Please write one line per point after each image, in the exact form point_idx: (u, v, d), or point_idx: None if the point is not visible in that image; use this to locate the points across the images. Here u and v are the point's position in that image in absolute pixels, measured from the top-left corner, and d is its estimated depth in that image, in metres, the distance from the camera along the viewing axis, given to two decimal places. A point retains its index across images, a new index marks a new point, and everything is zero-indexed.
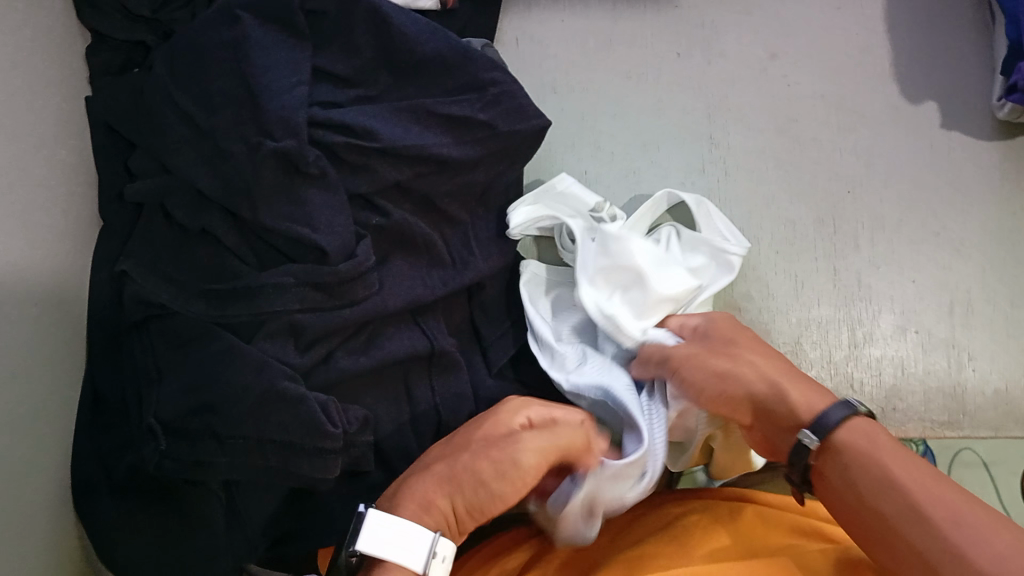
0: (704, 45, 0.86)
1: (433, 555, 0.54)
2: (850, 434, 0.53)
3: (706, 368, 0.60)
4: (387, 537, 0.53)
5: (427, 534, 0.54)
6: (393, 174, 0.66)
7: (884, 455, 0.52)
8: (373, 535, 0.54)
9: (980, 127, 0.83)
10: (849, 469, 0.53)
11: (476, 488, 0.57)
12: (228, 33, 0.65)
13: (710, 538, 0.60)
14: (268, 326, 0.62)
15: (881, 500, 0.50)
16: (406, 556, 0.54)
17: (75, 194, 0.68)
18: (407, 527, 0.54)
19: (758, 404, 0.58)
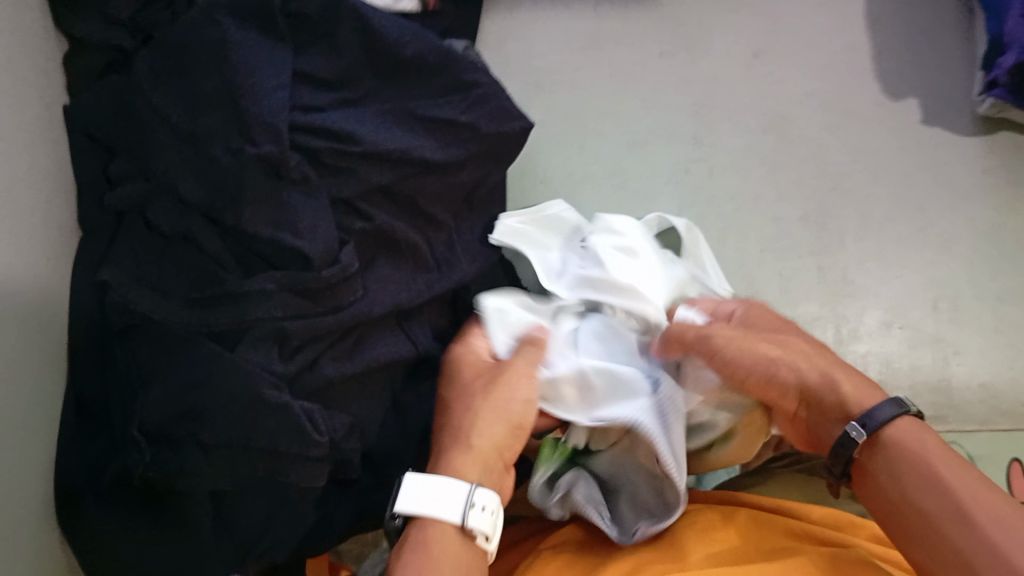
0: (689, 43, 0.86)
1: (472, 505, 0.53)
2: (899, 432, 0.52)
3: (755, 354, 0.58)
4: (423, 495, 0.53)
5: (463, 485, 0.54)
6: (376, 177, 0.66)
7: (927, 455, 0.50)
8: (409, 496, 0.53)
9: (963, 122, 0.83)
10: (887, 468, 0.52)
11: (500, 410, 0.59)
12: (207, 36, 0.64)
13: (704, 543, 0.59)
14: (253, 333, 0.62)
15: (925, 499, 0.49)
16: (445, 510, 0.53)
17: (55, 202, 0.67)
18: (441, 484, 0.53)
19: (808, 393, 0.57)
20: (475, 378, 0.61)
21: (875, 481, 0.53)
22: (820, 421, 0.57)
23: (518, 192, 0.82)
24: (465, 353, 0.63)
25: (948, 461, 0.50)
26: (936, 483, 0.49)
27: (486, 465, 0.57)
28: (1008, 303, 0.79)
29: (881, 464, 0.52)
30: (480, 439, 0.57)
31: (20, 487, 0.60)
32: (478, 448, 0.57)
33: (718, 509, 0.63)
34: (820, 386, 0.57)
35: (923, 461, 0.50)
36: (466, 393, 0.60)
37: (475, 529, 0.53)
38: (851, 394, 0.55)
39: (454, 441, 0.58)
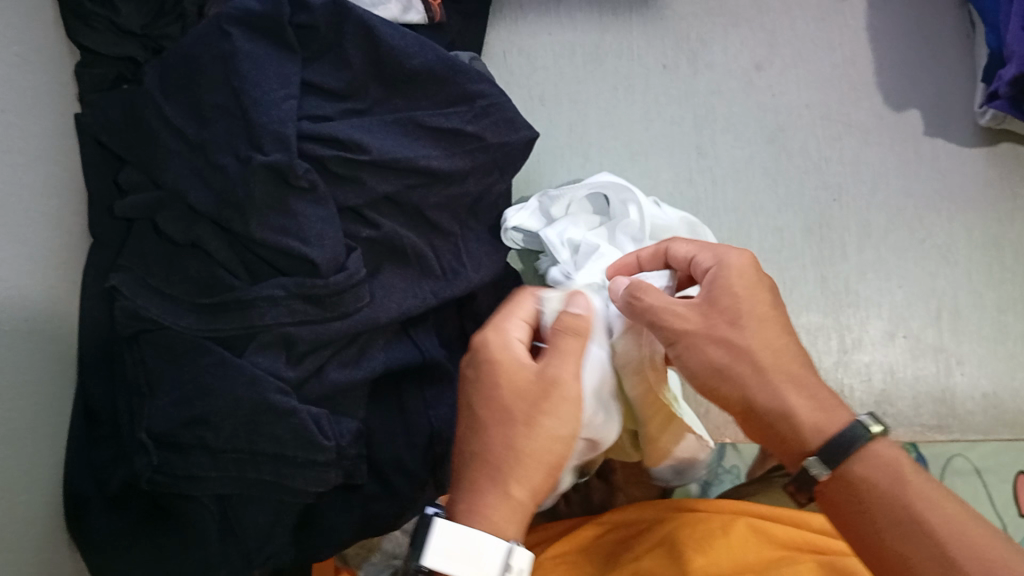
0: (691, 56, 0.87)
1: (510, 569, 0.51)
2: (868, 468, 0.51)
3: (699, 357, 0.56)
4: (457, 547, 0.51)
5: (503, 543, 0.52)
6: (382, 186, 0.66)
7: (887, 485, 0.51)
8: (440, 547, 0.51)
9: (965, 133, 0.84)
10: (868, 511, 0.51)
11: (528, 451, 0.55)
12: (217, 47, 0.65)
13: (702, 554, 0.60)
14: (260, 338, 0.63)
15: (907, 544, 0.49)
16: (480, 571, 0.51)
17: (66, 210, 0.68)
18: (480, 539, 0.51)
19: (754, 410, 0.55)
20: (522, 399, 0.56)
21: (870, 524, 0.50)
22: (773, 429, 0.54)
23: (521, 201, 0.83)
24: (507, 362, 0.57)
25: (928, 500, 0.50)
26: (913, 527, 0.49)
27: (520, 510, 0.54)
28: (1010, 313, 0.79)
29: (857, 498, 0.51)
30: (501, 492, 0.54)
31: (29, 492, 0.61)
32: (517, 499, 0.54)
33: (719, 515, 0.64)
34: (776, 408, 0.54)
35: (901, 505, 0.50)
36: (510, 414, 0.55)
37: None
38: (811, 414, 0.53)
39: (488, 476, 0.54)
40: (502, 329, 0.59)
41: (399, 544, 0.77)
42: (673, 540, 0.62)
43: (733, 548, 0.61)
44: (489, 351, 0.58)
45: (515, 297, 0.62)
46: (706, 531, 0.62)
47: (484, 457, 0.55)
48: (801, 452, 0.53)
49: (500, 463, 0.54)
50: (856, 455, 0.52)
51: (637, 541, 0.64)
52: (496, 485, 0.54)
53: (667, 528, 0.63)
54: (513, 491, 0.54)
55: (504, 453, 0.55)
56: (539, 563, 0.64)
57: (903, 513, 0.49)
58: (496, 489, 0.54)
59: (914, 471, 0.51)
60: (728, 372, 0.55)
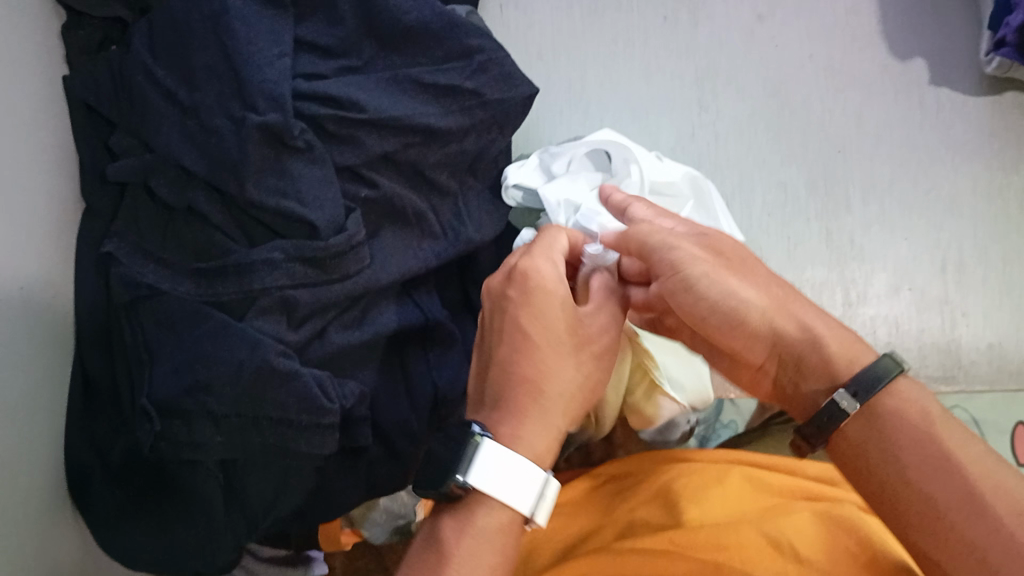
0: (690, 7, 0.85)
1: (543, 496, 0.52)
2: (896, 403, 0.48)
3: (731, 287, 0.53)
4: (499, 472, 0.50)
5: (540, 473, 0.52)
6: (380, 145, 0.65)
7: (916, 423, 0.47)
8: (486, 469, 0.50)
9: (969, 83, 0.83)
10: (896, 450, 0.47)
11: (567, 391, 0.55)
12: (209, 5, 0.63)
13: (697, 503, 0.60)
14: (260, 302, 0.62)
15: (930, 482, 0.46)
16: (515, 498, 0.50)
17: (58, 176, 0.67)
18: (523, 466, 0.51)
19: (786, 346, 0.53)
20: (576, 336, 0.56)
21: (901, 457, 0.47)
22: (799, 360, 0.53)
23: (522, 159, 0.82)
24: (559, 297, 0.56)
25: (960, 438, 0.46)
26: (942, 462, 0.46)
27: (551, 437, 0.54)
28: (1015, 265, 0.79)
29: (885, 435, 0.48)
30: (535, 427, 0.53)
31: (30, 461, 0.60)
32: (553, 425, 0.54)
33: (714, 466, 0.64)
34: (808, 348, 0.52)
35: (932, 436, 0.47)
36: (558, 349, 0.56)
37: (535, 517, 0.52)
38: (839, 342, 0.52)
39: (532, 400, 0.54)
40: (551, 262, 0.57)
41: (405, 506, 0.76)
42: (668, 489, 0.62)
43: (727, 496, 0.61)
44: (538, 281, 0.56)
45: (547, 233, 0.61)
46: (700, 480, 0.62)
47: (529, 388, 0.54)
48: (830, 385, 0.51)
49: (539, 397, 0.54)
50: (884, 393, 0.49)
51: (630, 492, 0.65)
52: (542, 417, 0.54)
53: (664, 477, 0.64)
54: (552, 424, 0.54)
55: (550, 381, 0.54)
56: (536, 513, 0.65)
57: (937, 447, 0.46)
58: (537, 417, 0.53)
59: (941, 408, 0.48)
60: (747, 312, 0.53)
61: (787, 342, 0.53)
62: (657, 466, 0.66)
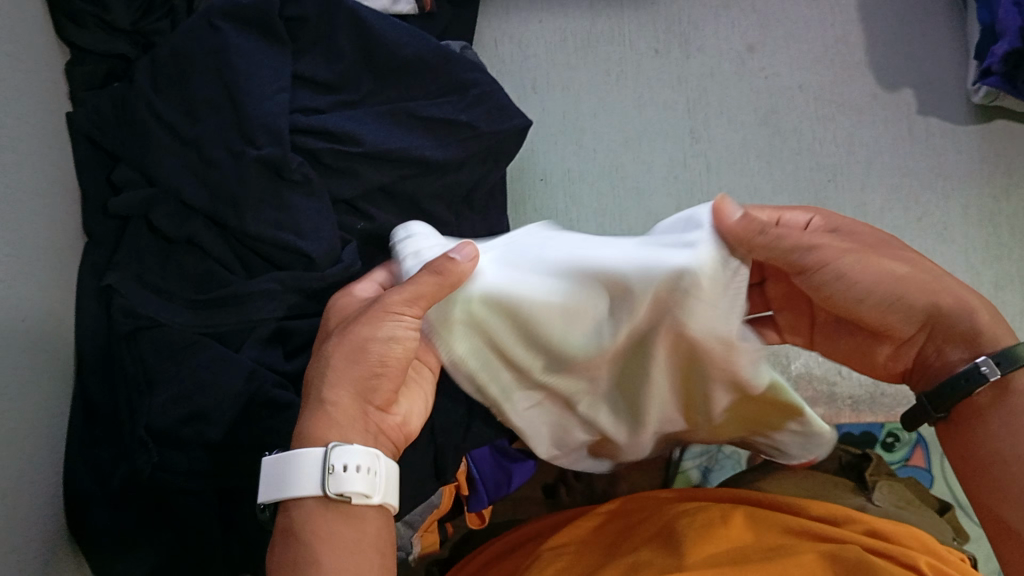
0: (682, 40, 0.86)
1: (331, 471, 0.47)
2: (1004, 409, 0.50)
3: (885, 270, 0.53)
4: (278, 478, 0.48)
5: (319, 451, 0.48)
6: (376, 177, 0.66)
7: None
8: (270, 482, 0.48)
9: (958, 111, 0.84)
10: (968, 440, 0.53)
11: (382, 360, 0.51)
12: (210, 42, 0.65)
13: (701, 545, 0.59)
14: (257, 332, 0.63)
15: (963, 460, 0.53)
16: (304, 485, 0.47)
17: (62, 209, 0.68)
18: (297, 457, 0.48)
19: (937, 319, 0.53)
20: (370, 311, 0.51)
21: (986, 441, 0.52)
22: (952, 337, 0.53)
23: (518, 189, 0.83)
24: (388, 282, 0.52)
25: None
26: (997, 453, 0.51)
27: (359, 404, 0.51)
28: (1008, 290, 0.79)
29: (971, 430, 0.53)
30: (345, 394, 0.50)
31: (29, 489, 0.61)
32: (332, 398, 0.50)
33: (719, 507, 0.64)
34: (955, 312, 0.53)
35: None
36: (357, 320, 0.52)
37: (346, 492, 0.47)
38: (983, 318, 0.53)
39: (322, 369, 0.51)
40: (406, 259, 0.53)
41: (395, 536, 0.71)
42: (672, 530, 0.62)
43: (733, 537, 0.60)
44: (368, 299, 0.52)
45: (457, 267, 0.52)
46: (705, 519, 0.62)
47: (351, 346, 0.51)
48: (971, 349, 0.53)
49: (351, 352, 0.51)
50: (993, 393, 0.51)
51: (635, 532, 0.65)
52: (352, 369, 0.51)
53: (667, 518, 0.64)
54: (381, 388, 0.52)
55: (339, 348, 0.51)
56: (540, 553, 0.63)
57: (1007, 419, 0.50)
58: (350, 371, 0.51)
59: None
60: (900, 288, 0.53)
61: (940, 316, 0.53)
62: (660, 509, 0.66)
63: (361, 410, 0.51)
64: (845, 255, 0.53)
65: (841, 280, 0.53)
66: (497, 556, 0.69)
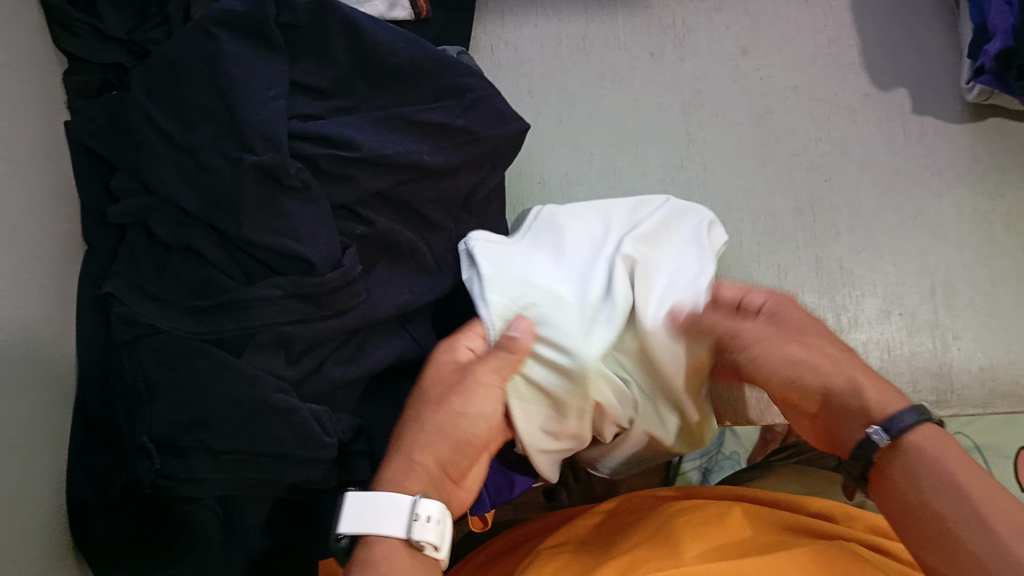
0: (676, 43, 0.87)
1: (416, 518, 0.55)
2: (927, 446, 0.54)
3: (780, 352, 0.62)
4: (361, 516, 0.56)
5: (407, 499, 0.56)
6: (374, 183, 0.66)
7: (947, 460, 0.53)
8: (353, 518, 0.56)
9: (951, 110, 0.84)
10: (897, 500, 0.55)
11: (463, 421, 0.61)
12: (207, 49, 0.64)
13: (695, 541, 0.60)
14: (256, 338, 0.62)
15: (906, 523, 0.54)
16: (390, 525, 0.56)
17: (59, 218, 0.68)
18: (386, 500, 0.56)
19: (831, 396, 0.60)
20: (450, 375, 0.62)
21: (892, 486, 0.55)
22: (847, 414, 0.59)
23: (514, 192, 0.83)
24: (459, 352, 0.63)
25: (938, 473, 0.53)
26: (926, 504, 0.53)
27: (426, 478, 0.59)
28: (1004, 287, 0.79)
29: (887, 483, 0.56)
30: (425, 455, 0.60)
31: (29, 498, 0.60)
32: (421, 465, 0.59)
33: (713, 504, 0.64)
34: (842, 388, 0.59)
35: (928, 465, 0.53)
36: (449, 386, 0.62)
37: (421, 540, 0.55)
38: (872, 398, 0.58)
39: (396, 446, 0.61)
40: (463, 343, 0.64)
41: None
42: (667, 527, 0.62)
43: (730, 532, 0.61)
44: (438, 353, 0.64)
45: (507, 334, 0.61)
46: (700, 518, 0.62)
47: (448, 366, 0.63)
48: (866, 420, 0.57)
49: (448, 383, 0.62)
50: (924, 456, 0.54)
51: (632, 528, 0.65)
52: (439, 440, 0.61)
53: (662, 515, 0.65)
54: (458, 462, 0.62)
55: (423, 422, 0.61)
56: (538, 552, 0.64)
57: (917, 472, 0.54)
58: (439, 413, 0.61)
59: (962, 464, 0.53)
60: (797, 370, 0.61)
61: (838, 394, 0.60)
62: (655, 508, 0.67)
63: (439, 476, 0.60)
64: (757, 337, 0.64)
65: (754, 360, 0.63)
66: (493, 557, 0.69)
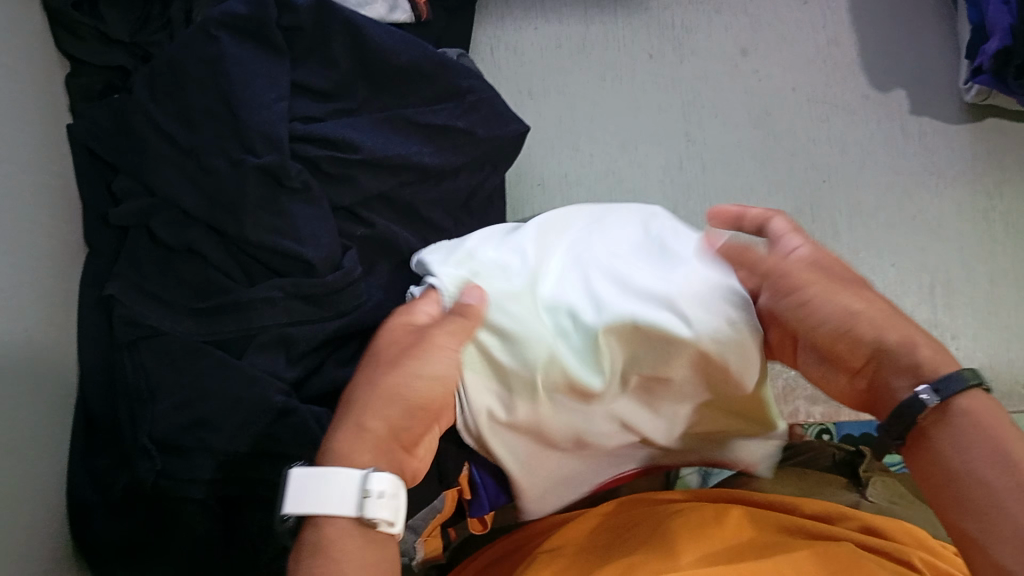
0: (676, 45, 0.87)
1: (367, 493, 0.48)
2: (974, 406, 0.46)
3: (829, 305, 0.53)
4: (311, 493, 0.48)
5: (356, 473, 0.49)
6: (375, 185, 0.66)
7: (989, 419, 0.46)
8: (300, 495, 0.49)
9: (950, 110, 0.84)
10: (946, 473, 0.46)
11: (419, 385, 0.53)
12: (208, 51, 0.65)
13: (694, 543, 0.59)
14: (258, 339, 0.63)
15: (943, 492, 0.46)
16: (336, 504, 0.48)
17: (61, 220, 0.68)
18: (328, 476, 0.49)
19: (884, 352, 0.51)
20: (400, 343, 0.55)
21: (937, 457, 0.47)
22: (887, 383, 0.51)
23: (514, 193, 0.83)
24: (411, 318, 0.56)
25: (988, 440, 0.45)
26: (984, 480, 0.44)
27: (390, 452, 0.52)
28: (1003, 287, 0.79)
29: (930, 454, 0.47)
30: (376, 420, 0.52)
31: (30, 497, 0.61)
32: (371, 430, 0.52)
33: (713, 507, 0.64)
34: (896, 345, 0.50)
35: (971, 426, 0.46)
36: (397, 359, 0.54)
37: (373, 518, 0.48)
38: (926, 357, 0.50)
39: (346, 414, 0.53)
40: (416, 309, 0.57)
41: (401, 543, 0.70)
42: (666, 529, 0.62)
43: (729, 536, 0.61)
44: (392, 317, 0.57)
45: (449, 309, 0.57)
46: (699, 519, 0.62)
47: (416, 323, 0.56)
48: (914, 379, 0.49)
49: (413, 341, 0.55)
50: (954, 413, 0.47)
51: (631, 532, 0.65)
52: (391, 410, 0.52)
53: (661, 519, 0.64)
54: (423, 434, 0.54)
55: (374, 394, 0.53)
56: (536, 554, 0.63)
57: (964, 439, 0.46)
58: (388, 377, 0.53)
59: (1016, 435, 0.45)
60: (853, 321, 0.52)
61: (891, 351, 0.51)
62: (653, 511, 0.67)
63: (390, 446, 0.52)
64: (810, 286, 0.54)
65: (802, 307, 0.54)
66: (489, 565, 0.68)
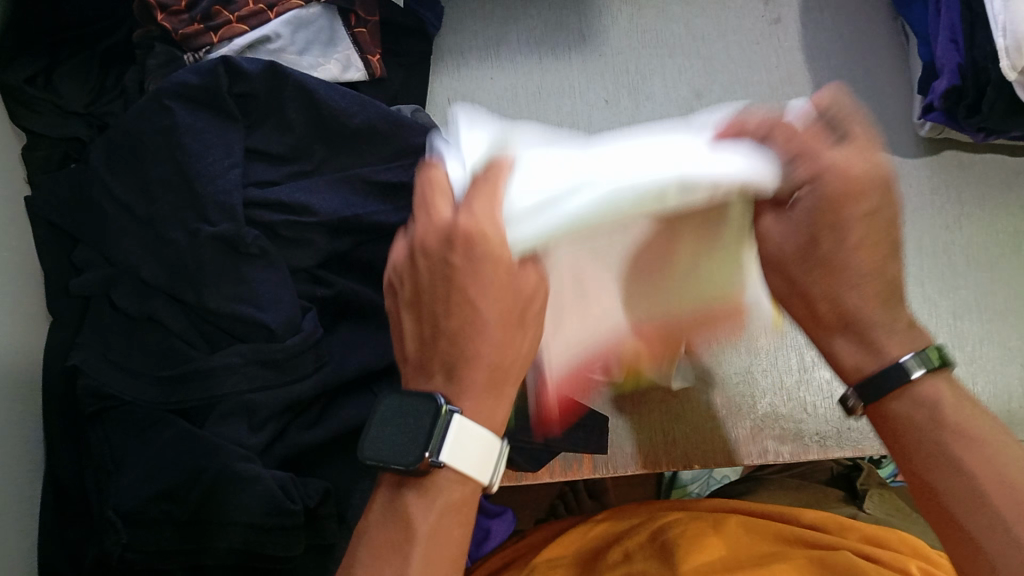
0: (632, 90, 0.88)
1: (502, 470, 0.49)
2: (912, 406, 0.49)
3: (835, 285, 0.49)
4: (468, 453, 0.46)
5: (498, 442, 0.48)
6: (332, 245, 0.67)
7: (941, 408, 0.48)
8: (460, 450, 0.46)
9: (906, 144, 0.85)
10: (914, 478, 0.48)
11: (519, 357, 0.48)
12: (160, 122, 0.65)
13: (693, 552, 0.60)
14: (221, 407, 0.63)
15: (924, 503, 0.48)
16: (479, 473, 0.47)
17: (23, 293, 0.68)
18: (483, 440, 0.47)
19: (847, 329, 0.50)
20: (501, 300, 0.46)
21: (904, 459, 0.49)
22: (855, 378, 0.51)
23: None
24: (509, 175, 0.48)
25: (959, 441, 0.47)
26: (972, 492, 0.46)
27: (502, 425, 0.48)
28: (967, 320, 0.79)
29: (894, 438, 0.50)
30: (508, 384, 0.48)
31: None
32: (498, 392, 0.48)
33: (711, 515, 0.65)
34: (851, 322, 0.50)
35: (926, 425, 0.48)
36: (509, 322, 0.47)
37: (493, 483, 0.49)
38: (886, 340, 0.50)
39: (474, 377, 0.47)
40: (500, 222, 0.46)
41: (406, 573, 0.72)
42: (664, 538, 0.63)
43: (727, 545, 0.62)
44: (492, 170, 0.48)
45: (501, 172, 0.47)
46: (696, 527, 0.63)
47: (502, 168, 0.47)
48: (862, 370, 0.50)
49: (509, 293, 0.46)
50: (897, 398, 0.49)
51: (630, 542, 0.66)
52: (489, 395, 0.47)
53: (661, 525, 0.66)
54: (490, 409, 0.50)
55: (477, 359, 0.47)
56: (534, 566, 0.65)
57: (922, 439, 0.48)
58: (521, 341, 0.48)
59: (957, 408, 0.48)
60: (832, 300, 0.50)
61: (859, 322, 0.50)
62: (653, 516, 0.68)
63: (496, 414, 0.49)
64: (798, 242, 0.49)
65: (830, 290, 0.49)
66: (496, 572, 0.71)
